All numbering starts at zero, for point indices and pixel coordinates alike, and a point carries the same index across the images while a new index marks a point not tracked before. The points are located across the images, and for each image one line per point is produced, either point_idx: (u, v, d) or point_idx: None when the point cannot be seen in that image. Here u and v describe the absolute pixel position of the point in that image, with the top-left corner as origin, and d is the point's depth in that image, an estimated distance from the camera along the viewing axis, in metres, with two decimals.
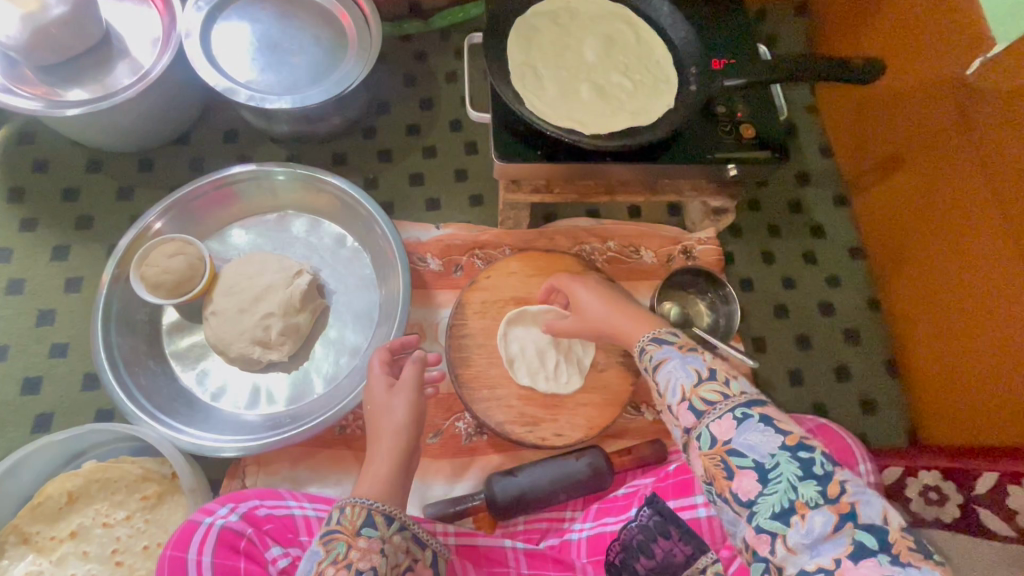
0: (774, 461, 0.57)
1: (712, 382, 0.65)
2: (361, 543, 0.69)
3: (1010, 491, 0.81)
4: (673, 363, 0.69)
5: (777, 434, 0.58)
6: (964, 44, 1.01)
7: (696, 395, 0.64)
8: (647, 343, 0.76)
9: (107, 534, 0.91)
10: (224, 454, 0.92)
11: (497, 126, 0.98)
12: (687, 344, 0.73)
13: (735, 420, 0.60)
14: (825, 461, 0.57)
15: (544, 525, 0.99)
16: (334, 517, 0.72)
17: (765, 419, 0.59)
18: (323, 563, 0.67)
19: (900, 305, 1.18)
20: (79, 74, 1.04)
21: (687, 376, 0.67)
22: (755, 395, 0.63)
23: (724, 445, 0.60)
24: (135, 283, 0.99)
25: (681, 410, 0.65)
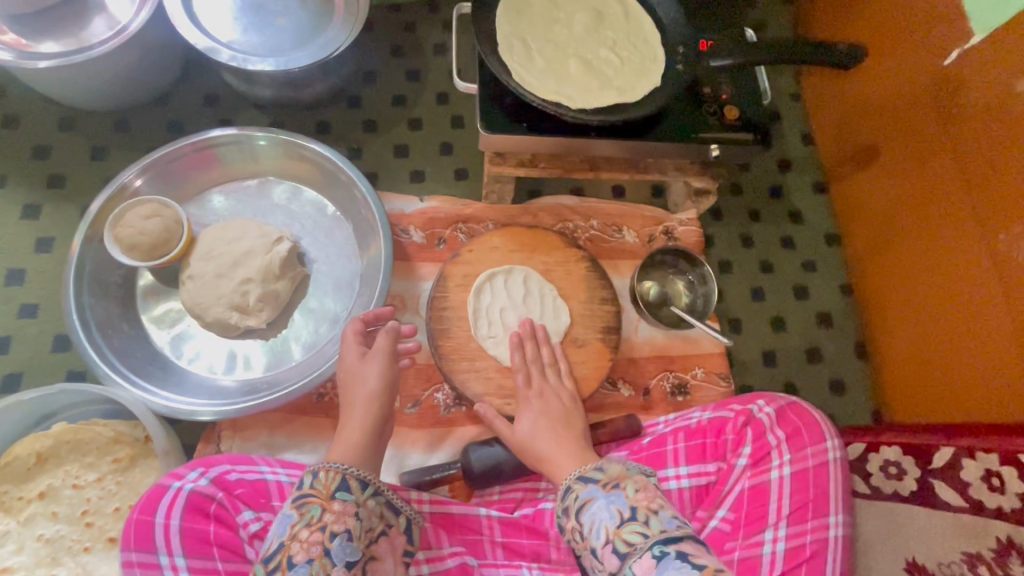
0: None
1: (634, 523, 0.67)
2: (335, 506, 0.69)
3: (963, 464, 0.84)
4: (597, 503, 0.71)
5: (692, 572, 0.61)
6: (945, 34, 1.03)
7: (619, 536, 0.67)
8: (573, 481, 0.76)
9: (77, 495, 0.90)
10: (199, 418, 0.92)
11: (483, 98, 0.98)
12: (610, 478, 0.74)
13: (654, 559, 0.63)
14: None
15: (519, 494, 0.99)
16: (307, 480, 0.70)
17: (681, 556, 0.63)
18: (297, 526, 0.67)
19: (872, 293, 1.21)
20: (52, 27, 1.01)
21: (610, 518, 0.69)
22: (672, 532, 0.65)
23: None
24: (110, 244, 0.97)
25: (606, 554, 0.67)
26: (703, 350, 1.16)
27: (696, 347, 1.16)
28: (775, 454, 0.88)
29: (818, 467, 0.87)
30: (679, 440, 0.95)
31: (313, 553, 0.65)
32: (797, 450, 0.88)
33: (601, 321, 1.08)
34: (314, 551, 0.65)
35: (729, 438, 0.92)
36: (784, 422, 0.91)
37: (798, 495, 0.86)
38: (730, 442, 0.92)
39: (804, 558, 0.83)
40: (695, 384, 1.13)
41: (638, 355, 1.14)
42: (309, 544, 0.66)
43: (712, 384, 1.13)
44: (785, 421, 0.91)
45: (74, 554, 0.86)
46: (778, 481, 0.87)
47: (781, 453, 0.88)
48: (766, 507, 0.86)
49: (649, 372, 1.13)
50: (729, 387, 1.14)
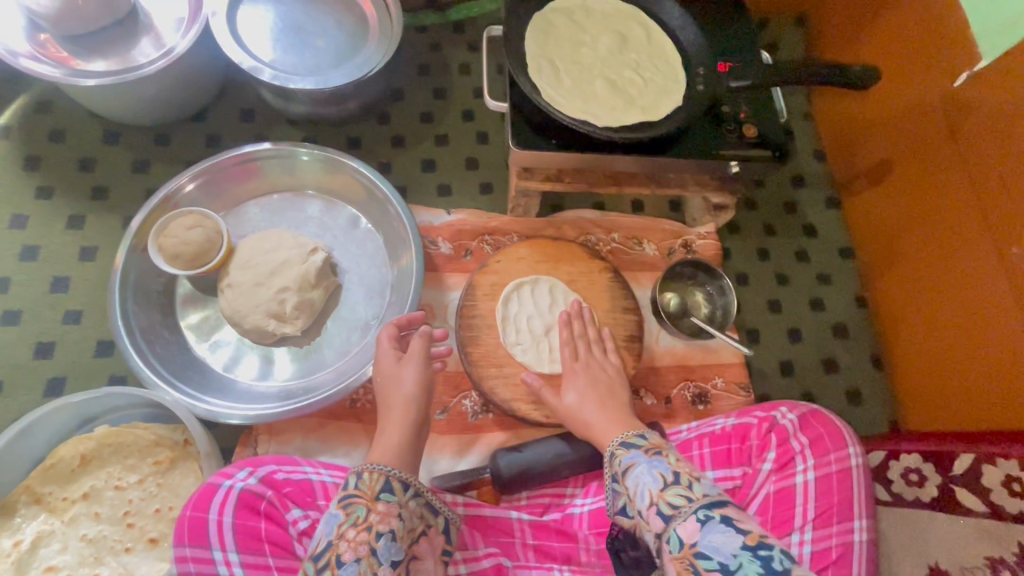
0: (737, 561, 0.62)
1: (676, 486, 0.70)
2: (380, 507, 0.71)
3: (983, 471, 0.87)
4: (641, 468, 0.75)
5: (736, 534, 0.63)
6: (953, 58, 1.08)
7: (663, 499, 0.70)
8: (617, 447, 0.81)
9: (119, 496, 0.92)
10: (234, 421, 0.94)
11: (514, 115, 1.02)
12: (653, 447, 0.78)
13: (699, 522, 0.66)
14: (783, 557, 0.61)
15: (546, 500, 1.02)
16: (350, 482, 0.73)
17: (725, 520, 0.65)
18: (343, 525, 0.70)
19: (886, 306, 1.24)
20: (103, 46, 1.06)
21: (653, 481, 0.72)
22: (716, 496, 0.68)
23: (691, 547, 0.65)
24: (155, 254, 1.01)
25: (650, 514, 0.70)
26: (723, 360, 1.19)
27: (715, 357, 1.19)
28: (799, 459, 0.91)
29: (840, 471, 0.89)
30: (703, 445, 0.98)
31: (360, 552, 0.68)
32: (821, 456, 0.90)
33: (625, 330, 1.11)
34: (361, 550, 0.68)
35: (753, 443, 0.95)
36: (807, 429, 0.94)
37: (823, 499, 0.88)
38: (755, 448, 0.95)
39: (830, 560, 0.85)
40: (715, 393, 1.16)
41: (660, 364, 1.17)
42: (357, 543, 0.68)
43: (732, 393, 1.16)
44: (808, 428, 0.94)
45: (117, 554, 0.88)
46: (803, 485, 0.89)
47: (804, 459, 0.90)
48: (791, 510, 0.88)
49: (670, 381, 1.16)
50: (748, 396, 1.17)
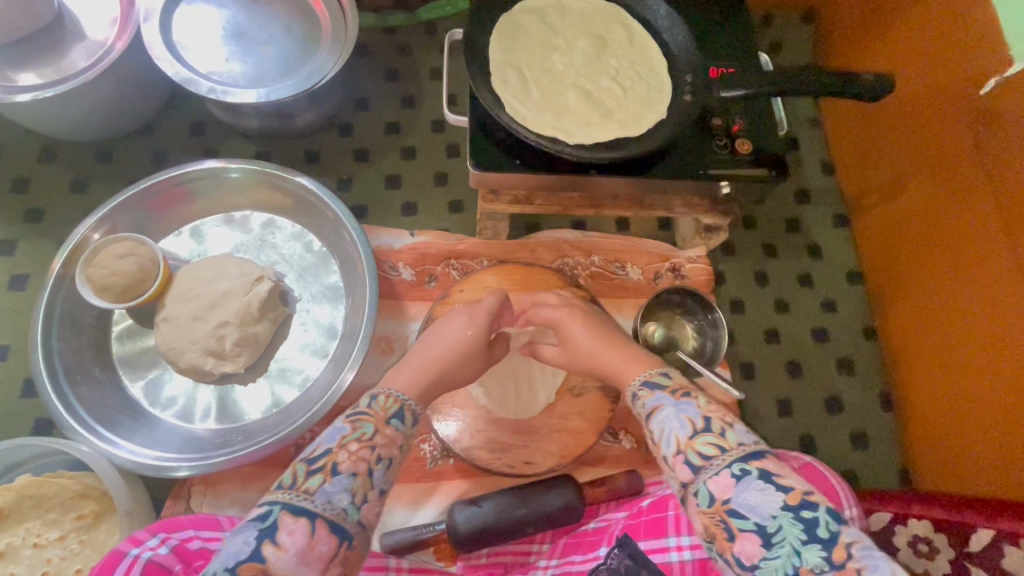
0: (777, 523, 0.56)
1: (708, 435, 0.63)
2: (388, 431, 0.67)
3: (1006, 553, 0.75)
4: (666, 411, 0.67)
5: (777, 493, 0.57)
6: (977, 62, 0.94)
7: (692, 448, 0.63)
8: (639, 389, 0.74)
9: (37, 554, 0.85)
10: (182, 473, 0.86)
11: (474, 132, 0.91)
12: (677, 387, 0.71)
13: (734, 478, 0.59)
14: (830, 521, 0.56)
15: (508, 558, 0.93)
16: (364, 402, 0.70)
17: (764, 476, 0.59)
18: (348, 437, 0.64)
19: (898, 339, 1.12)
20: (28, 57, 0.97)
21: (682, 427, 0.65)
22: (752, 448, 0.62)
23: (725, 504, 0.59)
24: (82, 286, 0.92)
25: (676, 463, 0.63)
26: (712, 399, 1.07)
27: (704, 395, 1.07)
28: None
29: None
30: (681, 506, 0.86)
31: (358, 468, 0.62)
32: None
33: None
34: (359, 466, 0.63)
35: None
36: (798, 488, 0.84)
37: None
38: None
39: None
40: None
41: None
42: (356, 458, 0.63)
43: None
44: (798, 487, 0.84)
45: None
46: None
47: None
48: None
49: None
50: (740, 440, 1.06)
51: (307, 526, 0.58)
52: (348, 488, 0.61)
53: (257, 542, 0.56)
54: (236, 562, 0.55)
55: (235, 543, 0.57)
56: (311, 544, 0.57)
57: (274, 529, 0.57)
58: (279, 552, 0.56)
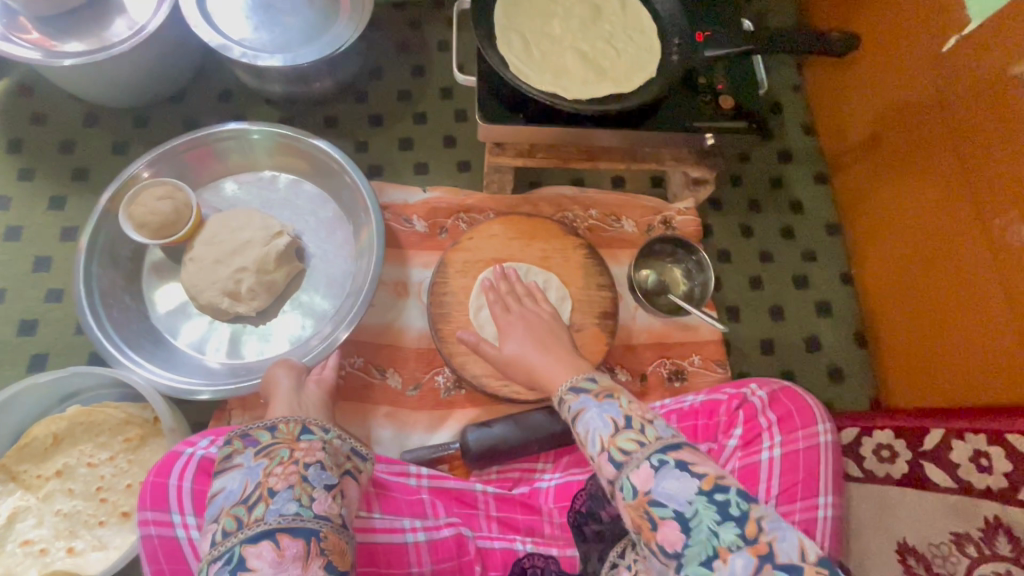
0: (693, 508, 0.56)
1: (629, 431, 0.62)
2: (302, 445, 0.71)
3: (952, 446, 0.84)
4: (590, 413, 0.66)
5: (692, 479, 0.57)
6: (943, 22, 1.03)
7: (614, 445, 0.62)
8: (565, 393, 0.72)
9: (91, 472, 0.95)
10: (204, 397, 0.96)
11: (480, 90, 1.01)
12: (605, 388, 0.69)
13: (652, 469, 0.58)
14: (741, 500, 0.55)
15: (516, 474, 1.03)
16: (272, 431, 0.73)
17: (680, 465, 0.58)
18: (268, 467, 0.68)
19: (873, 283, 1.21)
20: (76, 27, 1.07)
21: (604, 427, 0.64)
22: (670, 439, 0.61)
23: (645, 495, 0.57)
24: (122, 220, 1.02)
25: (601, 462, 0.62)
26: (700, 337, 1.17)
27: (693, 334, 1.17)
28: (765, 436, 0.91)
29: (807, 447, 0.90)
30: (672, 421, 0.97)
31: (291, 480, 0.67)
32: (788, 433, 0.91)
33: (598, 308, 1.10)
34: (293, 479, 0.67)
35: (721, 419, 0.95)
36: (776, 405, 0.94)
37: (787, 476, 0.89)
38: (722, 424, 0.94)
39: None
40: (692, 370, 1.15)
41: (636, 341, 1.16)
42: (287, 474, 0.67)
43: (709, 370, 1.15)
44: (777, 404, 0.94)
45: (90, 528, 0.92)
46: (768, 461, 0.90)
47: (771, 435, 0.91)
48: (755, 486, 0.89)
49: (646, 358, 1.15)
50: (726, 373, 1.16)
51: (272, 544, 0.62)
52: (291, 497, 0.65)
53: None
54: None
55: None
56: (280, 555, 0.61)
57: (241, 561, 0.61)
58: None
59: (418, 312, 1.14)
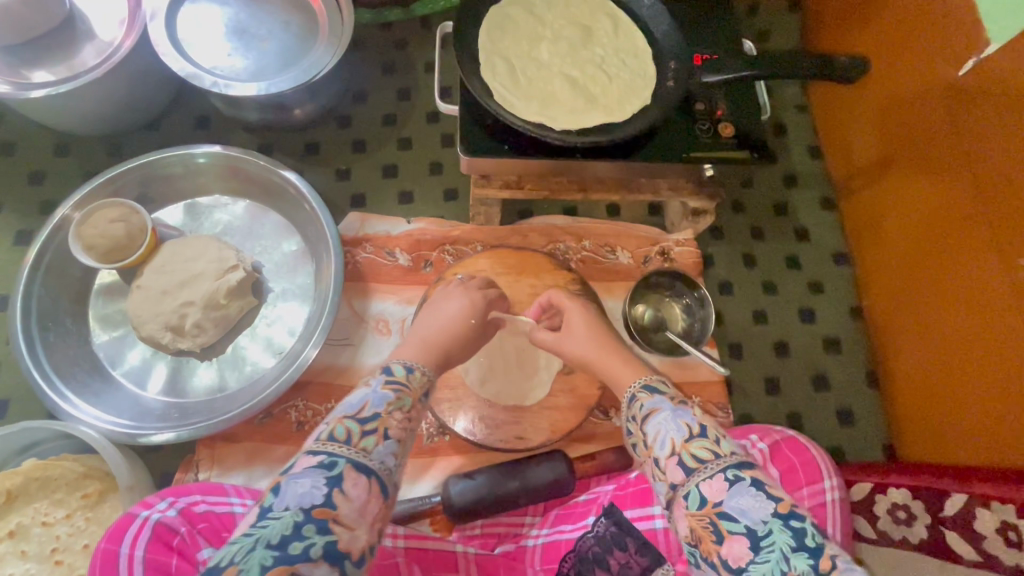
0: (766, 528, 0.56)
1: (703, 439, 0.63)
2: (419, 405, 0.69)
3: (976, 513, 0.77)
4: (664, 415, 0.68)
5: (768, 500, 0.57)
6: (956, 43, 0.96)
7: (688, 450, 0.63)
8: (638, 391, 0.74)
9: (47, 532, 0.89)
10: (163, 437, 0.91)
11: (464, 120, 0.94)
12: (677, 395, 0.71)
13: (727, 482, 0.59)
14: (816, 531, 0.55)
15: (501, 529, 0.97)
16: (401, 374, 0.70)
17: (756, 483, 0.59)
18: (393, 404, 0.65)
19: (884, 317, 1.14)
20: (40, 56, 1.01)
21: (677, 431, 0.65)
22: (745, 456, 0.62)
23: (715, 506, 0.58)
24: (71, 240, 0.98)
25: (669, 465, 0.63)
26: (700, 377, 1.10)
27: (693, 374, 1.10)
28: None
29: (812, 508, 0.84)
30: None
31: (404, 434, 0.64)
32: (792, 491, 0.84)
33: None
34: (404, 433, 0.64)
35: None
36: (779, 459, 0.87)
37: None
38: None
39: None
40: None
41: None
42: (405, 423, 0.64)
43: (710, 413, 1.07)
44: (780, 458, 0.87)
45: None
46: None
47: None
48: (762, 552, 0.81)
49: None
50: (728, 417, 1.08)
51: (368, 487, 0.58)
52: (394, 452, 0.62)
53: (328, 487, 0.56)
54: (310, 505, 0.55)
55: (299, 487, 0.56)
56: (369, 501, 0.58)
57: (340, 479, 0.57)
58: (348, 504, 0.56)
59: None
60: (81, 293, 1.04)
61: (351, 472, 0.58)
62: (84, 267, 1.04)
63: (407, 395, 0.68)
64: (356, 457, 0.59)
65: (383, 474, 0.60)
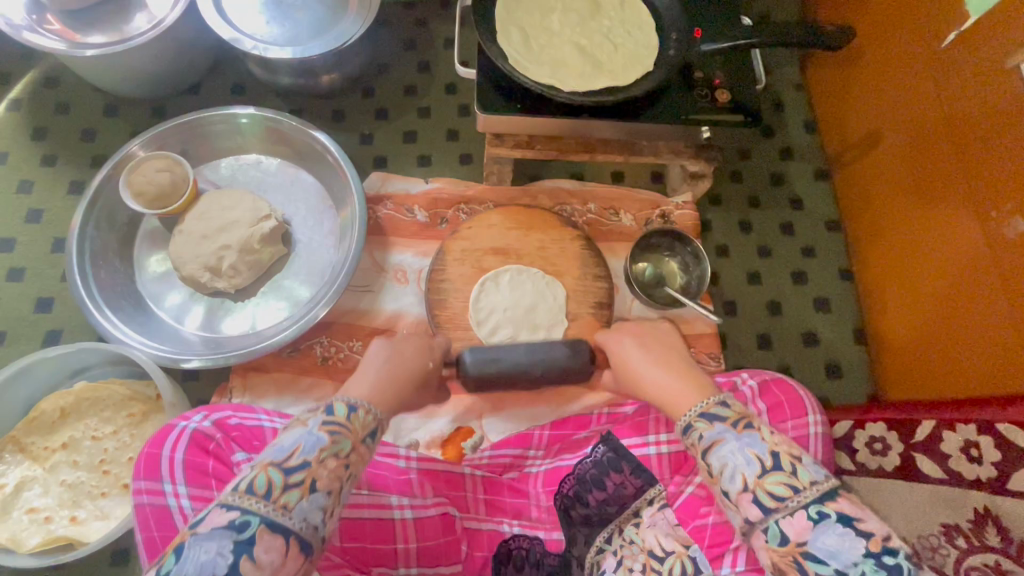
0: (857, 569, 0.55)
1: (777, 474, 0.60)
2: (362, 449, 0.66)
3: (943, 436, 0.83)
4: (730, 446, 0.64)
5: (857, 539, 0.56)
6: (942, 18, 1.03)
7: (762, 488, 0.60)
8: (695, 418, 0.69)
9: (96, 445, 0.99)
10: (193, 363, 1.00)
11: (481, 81, 1.03)
12: (740, 416, 0.66)
13: (811, 521, 0.57)
14: (910, 566, 0.54)
15: (507, 459, 1.03)
16: (344, 414, 0.67)
17: (844, 521, 0.56)
18: (324, 453, 0.62)
19: (873, 279, 1.20)
20: (98, 20, 1.12)
21: (749, 464, 0.62)
22: (825, 485, 0.59)
23: (799, 546, 0.57)
24: (122, 186, 1.08)
25: (743, 502, 0.61)
26: (696, 330, 1.18)
27: (689, 327, 1.17)
28: None
29: (797, 437, 0.90)
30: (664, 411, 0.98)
31: (334, 486, 0.61)
32: (778, 422, 0.91)
33: (594, 297, 1.12)
34: (335, 484, 0.61)
35: None
36: (767, 395, 0.94)
37: None
38: None
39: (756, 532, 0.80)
40: None
41: None
42: (335, 475, 0.62)
43: (703, 362, 1.15)
44: (768, 395, 0.94)
45: (93, 498, 0.95)
46: None
47: (760, 424, 0.92)
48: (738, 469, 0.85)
49: None
50: (720, 366, 1.16)
51: (283, 545, 0.56)
52: (321, 506, 0.60)
53: (235, 554, 0.54)
54: (213, 574, 0.52)
55: (205, 551, 0.54)
56: (285, 562, 0.56)
57: (251, 543, 0.55)
58: (257, 569, 0.54)
59: (415, 298, 1.15)
60: (128, 236, 1.13)
61: (266, 533, 0.56)
62: (131, 214, 1.14)
63: (343, 439, 0.65)
64: (273, 516, 0.57)
65: (305, 531, 0.58)
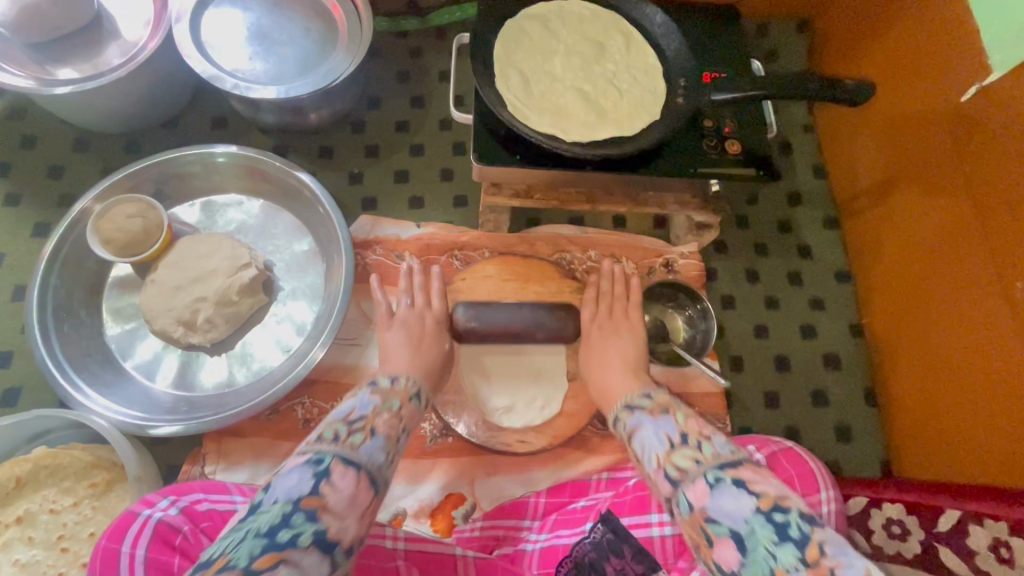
0: (748, 528, 0.56)
1: (684, 447, 0.65)
2: (408, 406, 0.75)
3: (970, 530, 0.81)
4: (647, 428, 0.71)
5: (747, 497, 0.57)
6: (959, 70, 0.99)
7: (670, 462, 0.65)
8: (621, 412, 0.78)
9: (54, 520, 0.91)
10: (163, 430, 0.92)
11: (477, 128, 0.97)
12: (659, 408, 0.74)
13: (708, 486, 0.60)
14: (801, 522, 0.55)
15: (500, 531, 0.96)
16: (385, 386, 0.77)
17: (738, 482, 0.59)
18: (378, 407, 0.70)
19: (885, 336, 1.15)
20: (66, 53, 1.04)
21: (660, 443, 0.68)
22: (728, 457, 0.63)
23: (701, 512, 0.59)
24: (89, 234, 1.00)
25: (657, 477, 0.66)
26: (701, 388, 1.12)
27: (693, 385, 1.12)
28: None
29: None
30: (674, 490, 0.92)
31: (391, 434, 0.67)
32: None
33: None
34: (393, 431, 0.68)
35: None
36: (776, 470, 0.88)
37: None
38: None
39: None
40: None
41: None
42: (392, 422, 0.69)
43: (707, 425, 1.09)
44: (777, 469, 0.88)
45: None
46: None
47: None
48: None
49: None
50: (725, 428, 1.10)
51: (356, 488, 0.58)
52: (384, 447, 0.65)
53: (315, 480, 0.57)
54: (298, 496, 0.55)
55: (286, 482, 0.57)
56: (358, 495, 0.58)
57: (328, 472, 0.58)
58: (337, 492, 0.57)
59: None
60: (96, 285, 1.06)
61: (339, 466, 0.59)
62: (100, 260, 1.07)
63: (394, 399, 0.74)
64: (343, 453, 0.61)
65: (372, 468, 0.62)
